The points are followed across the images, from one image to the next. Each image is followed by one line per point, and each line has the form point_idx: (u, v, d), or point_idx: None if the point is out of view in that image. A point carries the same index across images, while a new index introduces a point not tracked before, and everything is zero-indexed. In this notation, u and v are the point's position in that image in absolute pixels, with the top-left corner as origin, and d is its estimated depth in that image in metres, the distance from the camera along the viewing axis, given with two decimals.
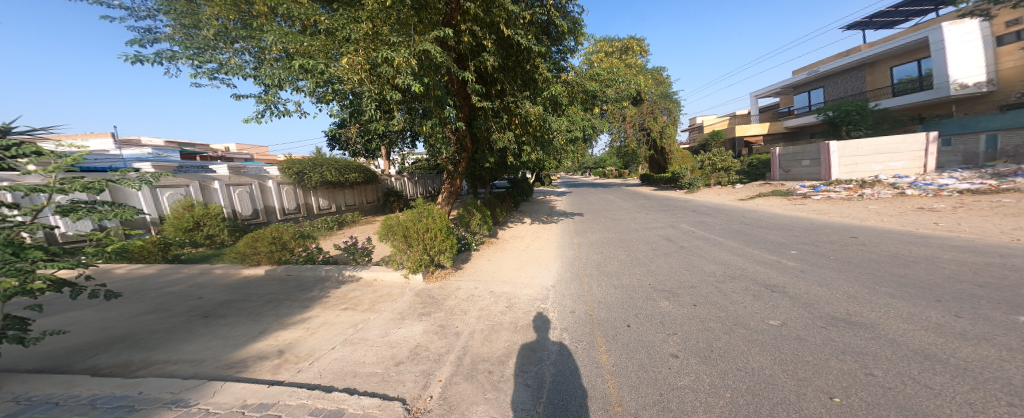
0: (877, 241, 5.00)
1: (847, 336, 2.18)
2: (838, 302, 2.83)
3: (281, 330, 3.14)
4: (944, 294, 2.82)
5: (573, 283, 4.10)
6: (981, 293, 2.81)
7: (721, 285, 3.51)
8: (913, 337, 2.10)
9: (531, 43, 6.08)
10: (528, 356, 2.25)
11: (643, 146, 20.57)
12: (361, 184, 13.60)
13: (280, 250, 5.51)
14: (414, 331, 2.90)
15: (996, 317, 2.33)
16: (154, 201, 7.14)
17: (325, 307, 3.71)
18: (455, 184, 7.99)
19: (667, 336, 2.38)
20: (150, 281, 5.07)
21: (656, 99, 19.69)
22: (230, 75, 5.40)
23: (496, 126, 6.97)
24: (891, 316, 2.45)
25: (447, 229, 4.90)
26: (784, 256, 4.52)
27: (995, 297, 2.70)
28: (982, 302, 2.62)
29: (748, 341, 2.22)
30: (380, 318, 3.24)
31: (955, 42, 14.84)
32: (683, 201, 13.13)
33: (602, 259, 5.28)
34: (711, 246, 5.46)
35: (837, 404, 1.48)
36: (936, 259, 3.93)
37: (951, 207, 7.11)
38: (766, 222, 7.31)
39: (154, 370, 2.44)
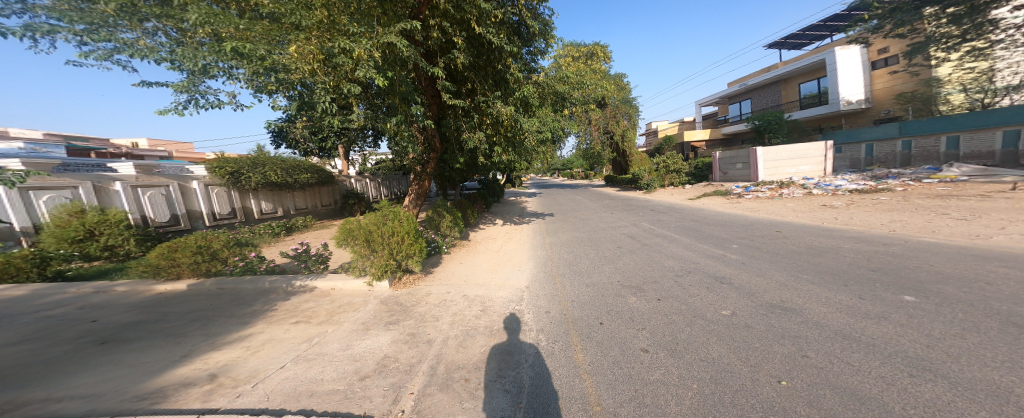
0: (797, 235, 5.90)
1: (784, 322, 2.58)
2: (773, 290, 3.30)
3: (212, 351, 2.74)
4: (852, 281, 3.45)
5: (547, 283, 4.22)
6: (876, 278, 3.50)
7: (679, 279, 3.89)
8: (833, 320, 2.57)
9: (501, 41, 6.15)
10: (506, 360, 2.27)
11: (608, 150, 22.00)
12: (312, 185, 12.47)
13: (208, 261, 4.83)
14: (380, 342, 2.74)
15: (889, 298, 2.93)
16: (25, 208, 5.62)
17: (270, 322, 3.33)
18: (423, 185, 7.78)
19: (637, 331, 2.57)
20: (19, 304, 4.01)
21: (617, 104, 20.97)
22: (137, 59, 4.41)
23: (466, 125, 7.11)
24: (814, 302, 2.95)
25: (415, 231, 4.75)
26: (729, 250, 5.13)
27: (887, 281, 3.39)
28: (880, 286, 3.26)
29: (707, 331, 2.50)
30: (339, 331, 3.02)
31: (843, 66, 18.20)
32: (642, 201, 14.14)
33: (574, 258, 5.48)
34: (669, 243, 5.97)
35: (784, 387, 1.77)
36: (841, 249, 4.79)
37: (847, 204, 8.69)
38: (713, 220, 8.19)
39: (29, 412, 1.96)
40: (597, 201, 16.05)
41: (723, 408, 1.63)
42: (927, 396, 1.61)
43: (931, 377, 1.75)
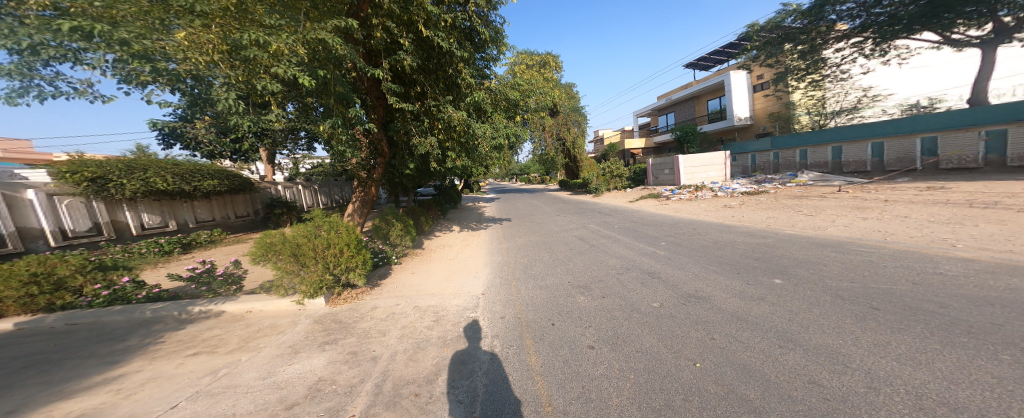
0: (708, 231, 7.01)
1: (700, 310, 3.07)
2: (693, 282, 3.87)
3: (61, 400, 2.12)
4: (747, 270, 4.24)
5: (503, 288, 4.26)
6: (764, 267, 4.35)
7: (620, 276, 4.31)
8: (736, 306, 3.15)
9: (452, 46, 6.23)
10: (459, 370, 2.23)
11: (561, 155, 23.07)
12: (222, 193, 10.37)
13: (51, 292, 3.77)
14: (312, 365, 2.47)
15: (774, 286, 3.67)
16: None
17: (155, 358, 2.73)
18: (369, 191, 7.74)
19: (585, 329, 2.78)
20: None
21: (568, 111, 22.21)
22: None
23: (416, 129, 6.93)
24: (723, 291, 3.56)
25: (357, 242, 4.42)
26: (659, 247, 5.84)
27: (771, 269, 4.25)
28: (768, 274, 4.08)
29: (642, 324, 2.84)
30: (258, 358, 2.62)
31: (735, 88, 22.34)
32: (590, 204, 15.12)
33: (529, 262, 5.62)
34: (612, 243, 6.53)
35: (699, 368, 2.13)
36: (739, 242, 5.83)
37: (742, 204, 10.61)
38: (647, 220, 9.19)
39: None
40: (552, 204, 16.66)
41: (656, 394, 1.87)
42: (792, 363, 2.17)
43: (795, 354, 2.29)
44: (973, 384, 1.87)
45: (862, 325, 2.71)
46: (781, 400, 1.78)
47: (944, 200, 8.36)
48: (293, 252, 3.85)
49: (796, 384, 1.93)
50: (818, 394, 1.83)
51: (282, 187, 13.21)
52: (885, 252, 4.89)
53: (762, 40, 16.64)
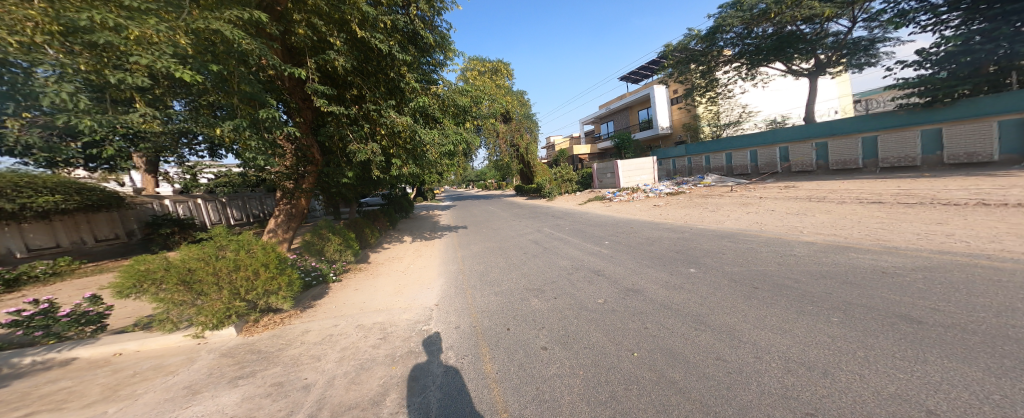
0: (642, 229, 7.83)
1: (638, 303, 3.40)
2: (632, 278, 4.28)
3: None
4: (675, 263, 4.83)
5: (456, 297, 4.20)
6: (689, 260, 4.99)
7: (570, 276, 4.55)
8: (666, 296, 3.56)
9: (392, 49, 5.92)
10: (410, 387, 2.09)
11: (515, 161, 23.30)
12: (72, 212, 8.07)
13: None
14: (223, 403, 2.07)
15: (696, 275, 4.25)
16: None
17: None
18: (297, 203, 6.82)
19: (538, 331, 2.85)
20: None
21: (521, 117, 22.57)
22: None
23: (354, 135, 6.41)
24: (657, 284, 3.99)
25: (278, 260, 3.83)
26: (604, 246, 6.30)
27: (693, 261, 4.90)
28: (692, 265, 4.69)
29: (589, 320, 3.03)
30: (141, 407, 2.10)
31: (658, 101, 25.62)
32: (543, 208, 15.60)
33: (485, 268, 5.56)
34: (563, 244, 6.83)
35: (637, 357, 2.35)
36: (666, 238, 6.60)
37: (668, 203, 12.08)
38: (594, 221, 9.82)
39: None
40: (509, 210, 16.77)
41: (604, 388, 1.98)
42: (708, 342, 2.54)
43: (706, 335, 2.68)
44: (826, 346, 2.41)
45: (753, 303, 3.31)
46: (699, 379, 2.06)
47: (808, 196, 10.56)
48: (183, 279, 3.20)
49: (708, 362, 2.26)
50: (723, 369, 2.17)
51: (170, 202, 10.81)
52: (770, 240, 6.02)
53: (675, 59, 19.24)
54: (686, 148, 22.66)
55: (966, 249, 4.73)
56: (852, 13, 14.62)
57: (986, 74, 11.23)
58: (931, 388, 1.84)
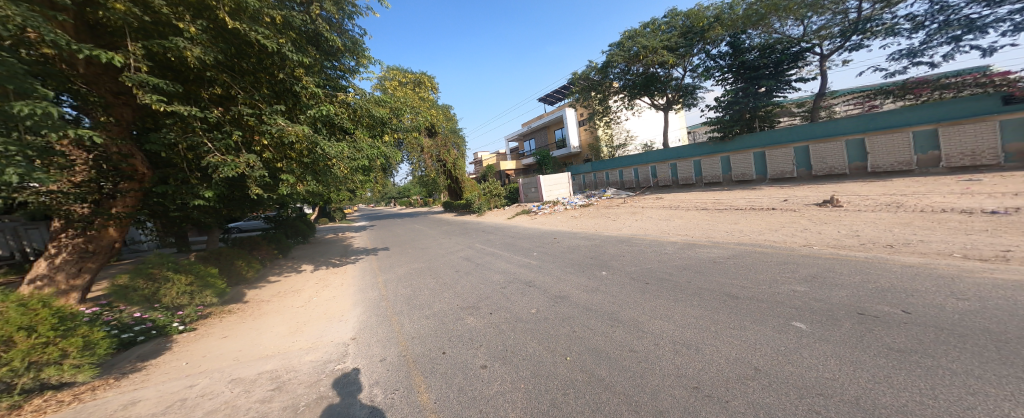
0: (564, 239, 8.46)
1: (568, 309, 3.62)
2: (559, 285, 4.54)
3: None
4: (597, 268, 5.32)
5: (374, 326, 3.79)
6: (608, 263, 5.56)
7: (503, 290, 4.57)
8: (590, 299, 3.90)
9: (282, 47, 5.12)
10: None
11: (442, 176, 22.56)
12: None
13: None
14: None
15: (612, 278, 4.73)
16: None
17: None
18: (99, 234, 5.16)
19: (477, 350, 2.77)
20: None
21: (448, 133, 22.12)
22: None
23: (217, 145, 5.04)
24: (583, 288, 4.33)
25: (56, 317, 2.76)
26: (533, 258, 6.55)
27: (610, 265, 5.48)
28: (611, 268, 5.24)
29: (525, 332, 3.09)
30: None
31: (569, 123, 28.85)
32: (473, 224, 15.46)
33: (413, 291, 5.17)
34: (495, 259, 6.86)
35: (570, 361, 2.47)
36: (586, 246, 7.24)
37: (586, 214, 13.41)
38: (523, 234, 10.15)
39: None
40: (435, 227, 16.09)
41: (545, 397, 2.01)
42: (626, 337, 2.84)
43: (620, 330, 3.01)
44: (713, 325, 2.98)
45: (648, 296, 3.87)
46: (622, 372, 2.27)
47: (681, 204, 13.07)
48: None
49: (624, 354, 2.54)
50: (635, 359, 2.46)
51: None
52: (658, 241, 7.18)
53: (581, 85, 21.97)
54: (592, 165, 25.72)
55: (785, 238, 6.48)
56: (683, 66, 19.19)
57: (744, 119, 17.59)
58: (779, 348, 2.43)
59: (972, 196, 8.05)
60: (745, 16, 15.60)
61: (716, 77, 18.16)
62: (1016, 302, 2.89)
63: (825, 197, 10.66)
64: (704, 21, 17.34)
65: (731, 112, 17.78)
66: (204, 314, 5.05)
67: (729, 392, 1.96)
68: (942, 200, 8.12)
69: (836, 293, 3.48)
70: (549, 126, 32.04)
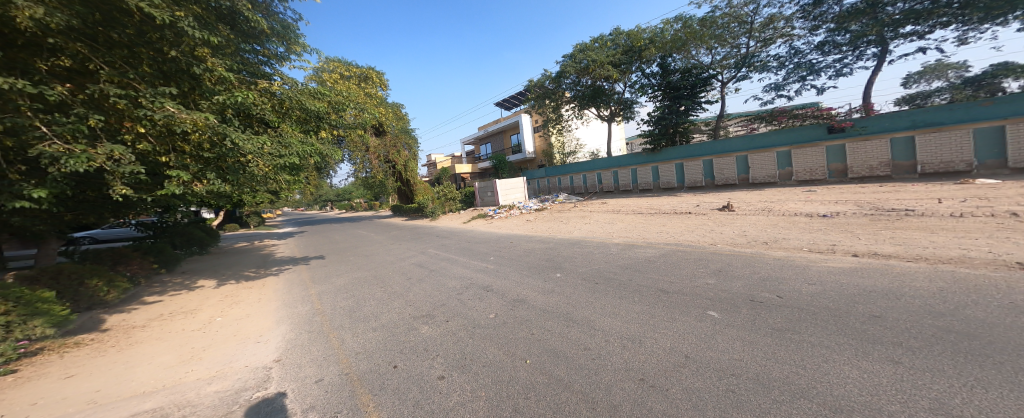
0: (520, 242, 8.55)
1: (525, 312, 3.64)
2: (516, 289, 4.56)
3: None
4: (552, 270, 5.45)
5: (304, 345, 3.43)
6: (563, 265, 5.72)
7: (460, 297, 4.45)
8: (546, 301, 3.96)
9: (177, 21, 4.41)
10: None
11: (390, 178, 21.43)
12: None
13: None
14: None
15: (566, 279, 4.86)
16: None
17: None
18: None
19: (432, 361, 2.65)
20: None
21: (398, 133, 21.16)
22: None
23: (61, 129, 3.86)
24: (540, 291, 4.40)
25: None
26: (490, 262, 6.50)
27: (564, 267, 5.63)
28: (566, 270, 5.40)
29: (483, 338, 3.04)
30: None
31: (525, 129, 29.51)
32: (426, 228, 14.92)
33: (356, 302, 4.81)
34: (450, 265, 6.67)
35: (529, 364, 2.48)
36: (541, 249, 7.38)
37: (541, 218, 13.74)
38: (478, 239, 10.04)
39: None
40: (384, 232, 15.24)
41: (506, 404, 1.98)
42: (581, 336, 2.94)
43: (575, 329, 3.09)
44: (657, 319, 3.21)
45: (599, 296, 4.04)
46: (578, 371, 2.33)
47: (623, 208, 14.02)
48: None
49: (579, 353, 2.62)
50: (590, 356, 2.54)
51: None
52: (604, 243, 7.61)
53: (536, 93, 22.99)
54: (545, 171, 26.49)
55: (716, 237, 7.25)
56: (624, 82, 20.79)
57: (667, 133, 19.47)
58: (712, 339, 2.69)
59: (852, 200, 9.77)
60: (672, 41, 18.05)
61: (649, 93, 19.97)
62: (885, 290, 3.55)
63: (746, 200, 12.18)
64: (641, 42, 18.95)
65: (659, 126, 19.60)
66: (31, 351, 3.71)
67: (671, 381, 2.12)
68: (794, 205, 10.00)
69: (753, 286, 3.98)
70: (505, 131, 32.49)
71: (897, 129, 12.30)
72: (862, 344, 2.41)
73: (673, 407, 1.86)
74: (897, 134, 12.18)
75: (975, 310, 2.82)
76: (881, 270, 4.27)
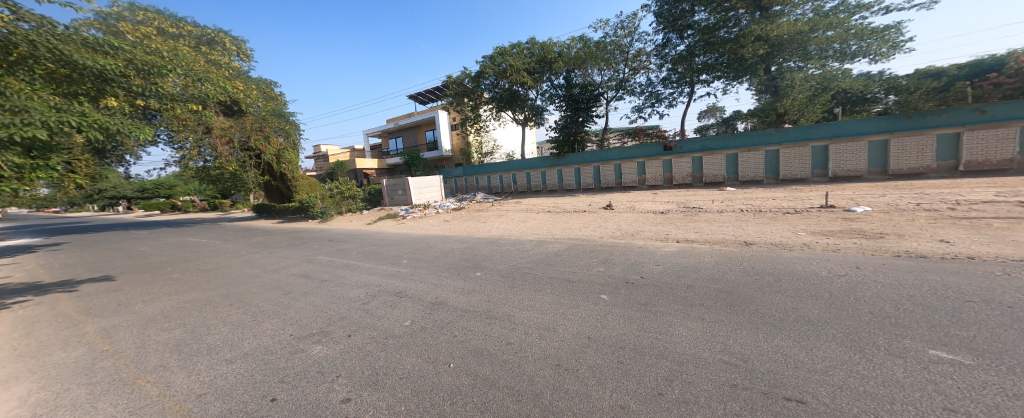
0: (436, 243, 8.25)
1: (442, 315, 3.51)
2: (434, 292, 4.36)
3: None
4: (467, 269, 5.41)
5: (85, 401, 2.41)
6: (481, 264, 5.76)
7: (366, 307, 4.04)
8: (462, 301, 3.92)
9: None
10: None
11: (250, 170, 17.53)
12: None
13: None
14: None
15: (482, 277, 4.90)
16: None
17: None
18: None
19: (331, 383, 2.33)
20: None
21: (263, 114, 17.62)
22: None
23: None
24: (458, 291, 4.30)
25: None
26: (402, 266, 6.08)
27: (481, 265, 5.66)
28: (483, 268, 5.45)
29: (398, 349, 2.79)
30: None
31: (442, 125, 29.09)
32: (316, 232, 13.05)
33: (206, 329, 3.77)
34: (352, 272, 6.01)
35: (452, 367, 2.40)
36: (455, 249, 7.27)
37: (456, 217, 13.57)
38: (386, 241, 9.29)
39: None
40: (260, 236, 12.77)
41: (429, 414, 1.87)
42: (497, 332, 2.99)
43: (496, 326, 3.13)
44: (566, 306, 3.52)
45: (517, 290, 4.19)
46: (502, 367, 2.35)
47: (535, 207, 14.81)
48: None
49: (502, 349, 2.64)
50: (511, 350, 2.60)
51: None
52: (520, 240, 7.93)
53: (454, 90, 22.69)
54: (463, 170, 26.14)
55: (612, 230, 8.30)
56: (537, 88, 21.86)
57: (569, 140, 21.64)
58: (607, 322, 3.05)
59: (708, 198, 12.23)
60: (576, 57, 19.90)
61: (556, 103, 21.69)
62: (725, 270, 4.62)
63: (628, 199, 14.19)
64: (552, 54, 20.35)
65: (563, 134, 21.59)
66: None
67: (583, 364, 2.32)
68: (647, 204, 12.20)
69: (638, 272, 4.68)
70: (419, 126, 31.33)
71: (691, 151, 17.10)
72: (694, 310, 3.27)
73: (583, 386, 2.04)
74: (692, 155, 16.94)
75: (778, 284, 3.95)
76: (726, 253, 5.54)
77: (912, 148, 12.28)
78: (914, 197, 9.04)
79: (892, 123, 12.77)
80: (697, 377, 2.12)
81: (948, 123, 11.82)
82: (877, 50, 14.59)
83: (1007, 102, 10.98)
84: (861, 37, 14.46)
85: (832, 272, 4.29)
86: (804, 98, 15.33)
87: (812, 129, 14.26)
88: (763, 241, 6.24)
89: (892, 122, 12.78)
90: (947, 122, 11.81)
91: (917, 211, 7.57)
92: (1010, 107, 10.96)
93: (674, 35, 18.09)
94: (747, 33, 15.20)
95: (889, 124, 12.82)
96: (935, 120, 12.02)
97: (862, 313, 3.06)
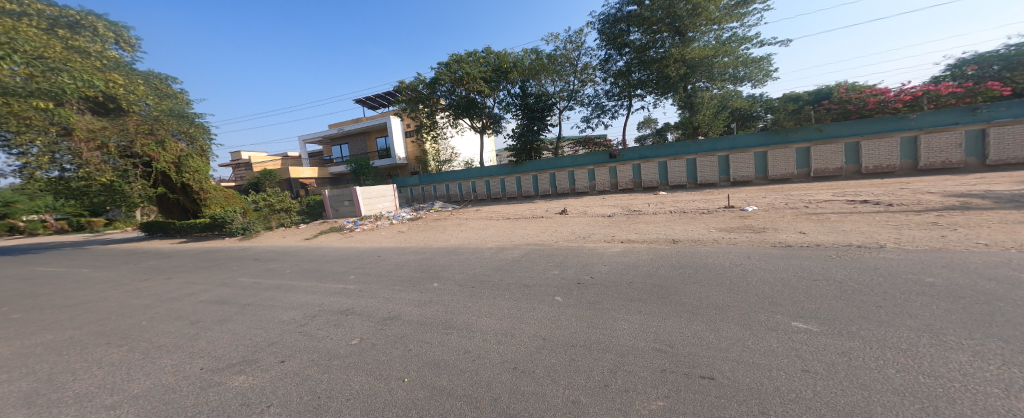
0: (389, 256, 7.79)
1: (392, 329, 3.28)
2: (385, 306, 4.08)
3: None
4: (420, 281, 5.16)
5: None
6: (436, 274, 5.54)
7: (303, 328, 3.65)
8: (414, 313, 3.71)
9: None
10: None
11: (135, 181, 15.08)
12: None
13: None
14: None
15: (434, 288, 4.71)
16: None
17: None
18: None
19: (260, 415, 2.03)
20: None
21: (156, 115, 15.28)
22: None
23: None
24: (410, 304, 4.07)
25: None
26: (348, 282, 5.63)
27: (434, 276, 5.45)
28: (437, 279, 5.25)
29: (343, 370, 2.53)
30: None
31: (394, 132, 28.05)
32: (241, 250, 11.61)
33: (90, 370, 3.10)
34: (287, 292, 5.42)
35: (405, 382, 2.24)
36: (405, 261, 6.92)
37: (408, 228, 13.04)
38: (329, 257, 8.54)
39: None
40: (170, 258, 11.07)
41: None
42: (448, 341, 2.87)
43: (453, 335, 3.00)
44: (522, 311, 3.50)
45: (475, 299, 4.09)
46: (458, 375, 2.25)
47: (493, 214, 14.80)
48: None
49: (457, 357, 2.54)
50: (467, 358, 2.51)
51: None
52: (478, 248, 7.79)
53: (408, 96, 22.08)
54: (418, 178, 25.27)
55: (565, 235, 8.53)
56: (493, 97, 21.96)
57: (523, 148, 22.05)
58: (554, 322, 3.08)
59: (649, 201, 13.14)
60: (529, 68, 20.50)
61: (512, 112, 21.98)
62: (663, 266, 4.96)
63: (575, 205, 14.74)
64: (507, 64, 20.70)
65: (520, 142, 21.91)
66: None
67: (537, 364, 2.31)
68: (598, 208, 12.74)
69: (590, 273, 4.83)
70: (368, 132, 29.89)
71: (631, 159, 18.40)
72: (637, 305, 3.43)
73: (538, 386, 2.01)
74: (631, 162, 18.18)
75: (710, 275, 4.33)
76: (669, 251, 5.95)
77: (782, 157, 14.78)
78: (785, 197, 10.58)
79: (767, 138, 15.26)
80: (636, 366, 2.19)
81: (801, 140, 14.65)
82: (755, 76, 17.06)
83: (837, 124, 13.92)
84: (746, 64, 16.73)
85: (733, 262, 4.81)
86: (711, 113, 17.45)
87: (717, 142, 16.29)
88: (688, 238, 6.84)
89: (768, 137, 15.24)
90: (801, 138, 14.61)
91: (785, 208, 8.88)
92: (840, 127, 13.89)
93: (614, 52, 19.34)
94: (668, 56, 16.84)
95: (766, 138, 15.31)
96: (795, 136, 14.74)
97: (751, 295, 3.45)
